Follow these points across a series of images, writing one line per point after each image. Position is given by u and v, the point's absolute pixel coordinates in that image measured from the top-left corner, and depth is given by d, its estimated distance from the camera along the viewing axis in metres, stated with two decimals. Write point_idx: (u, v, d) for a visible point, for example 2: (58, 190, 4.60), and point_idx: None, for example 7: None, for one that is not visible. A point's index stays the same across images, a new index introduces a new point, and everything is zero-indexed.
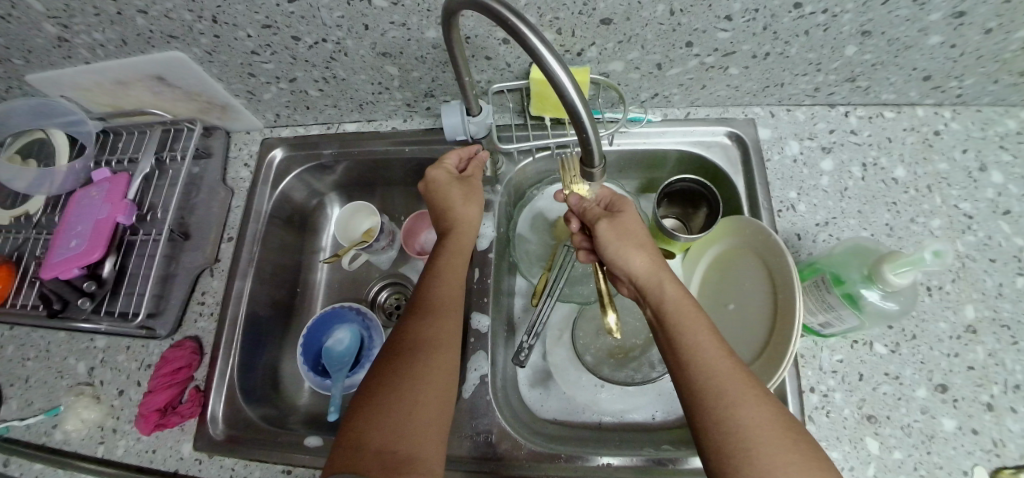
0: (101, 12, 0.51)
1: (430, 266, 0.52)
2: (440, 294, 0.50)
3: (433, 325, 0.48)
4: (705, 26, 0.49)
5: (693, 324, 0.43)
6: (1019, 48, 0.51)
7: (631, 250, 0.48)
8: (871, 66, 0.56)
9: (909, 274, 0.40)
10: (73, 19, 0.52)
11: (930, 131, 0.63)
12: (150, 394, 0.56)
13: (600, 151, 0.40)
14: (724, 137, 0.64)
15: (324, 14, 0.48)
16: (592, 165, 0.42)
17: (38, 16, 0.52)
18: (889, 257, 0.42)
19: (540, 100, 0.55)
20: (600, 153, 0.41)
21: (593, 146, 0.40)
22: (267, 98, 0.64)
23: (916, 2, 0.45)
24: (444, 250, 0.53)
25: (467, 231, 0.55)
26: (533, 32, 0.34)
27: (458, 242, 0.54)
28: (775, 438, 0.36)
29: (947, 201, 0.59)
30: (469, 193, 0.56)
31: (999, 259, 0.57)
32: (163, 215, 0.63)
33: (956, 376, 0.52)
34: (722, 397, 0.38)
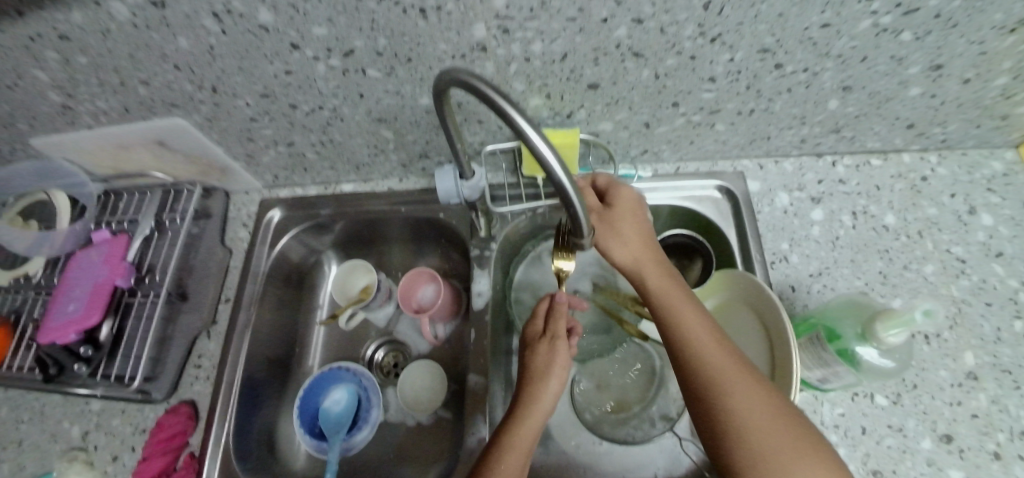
0: (103, 83, 0.53)
1: (506, 427, 0.46)
2: (513, 460, 0.43)
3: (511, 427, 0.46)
4: (690, 87, 0.51)
5: (685, 318, 0.45)
6: (998, 95, 0.53)
7: (620, 244, 0.51)
8: (854, 117, 0.57)
9: (902, 333, 0.40)
10: (77, 89, 0.54)
11: (917, 177, 0.64)
12: (144, 462, 0.55)
13: (588, 220, 0.41)
14: (714, 191, 0.64)
15: (321, 84, 0.52)
16: (580, 233, 0.42)
17: (43, 86, 0.54)
18: (882, 316, 0.41)
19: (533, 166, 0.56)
20: (588, 221, 0.42)
21: (579, 209, 0.40)
22: (265, 161, 0.66)
23: (893, 58, 0.48)
24: (524, 413, 0.46)
25: (548, 400, 0.47)
26: (518, 112, 0.36)
27: (536, 408, 0.47)
28: (768, 421, 0.38)
29: (938, 246, 0.60)
30: (563, 352, 0.50)
31: (996, 302, 0.57)
32: (161, 277, 0.63)
33: (959, 425, 0.51)
34: (715, 383, 0.41)
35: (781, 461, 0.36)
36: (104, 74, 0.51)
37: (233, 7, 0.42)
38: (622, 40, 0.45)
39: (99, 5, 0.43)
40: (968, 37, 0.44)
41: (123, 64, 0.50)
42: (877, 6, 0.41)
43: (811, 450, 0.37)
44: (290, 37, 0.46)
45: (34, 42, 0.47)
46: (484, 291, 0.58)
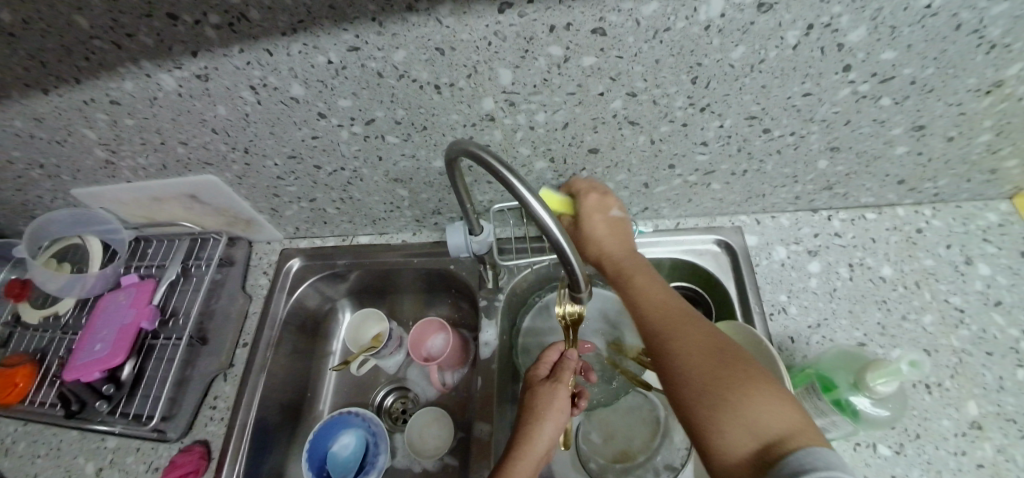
0: (147, 142, 0.58)
1: (501, 469, 0.46)
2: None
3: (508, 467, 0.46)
4: (684, 150, 0.55)
5: (647, 294, 0.51)
6: (982, 150, 0.57)
7: (601, 238, 0.58)
8: (845, 175, 0.60)
9: (893, 382, 0.41)
10: (121, 147, 0.59)
11: (913, 229, 0.66)
12: None
13: (585, 277, 0.44)
14: (713, 245, 0.67)
15: (344, 148, 0.56)
16: (578, 289, 0.46)
17: (91, 143, 0.59)
18: (874, 366, 0.43)
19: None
20: (585, 278, 0.45)
21: (576, 271, 0.44)
22: (287, 215, 0.70)
23: (875, 121, 0.52)
24: (519, 454, 0.47)
25: (542, 443, 0.48)
26: (517, 179, 0.40)
27: (530, 450, 0.47)
28: (720, 367, 0.41)
29: (936, 296, 0.61)
30: (562, 397, 0.51)
31: (997, 352, 0.57)
32: (185, 321, 0.66)
33: (966, 476, 0.52)
34: (670, 343, 0.45)
35: (732, 401, 0.38)
36: (147, 135, 0.57)
37: (269, 82, 0.48)
38: (618, 110, 0.50)
39: (150, 77, 0.48)
40: (948, 98, 0.49)
41: (166, 127, 0.55)
42: (854, 75, 0.46)
43: (758, 388, 0.38)
44: (317, 108, 0.51)
45: (88, 105, 0.53)
46: (491, 340, 0.60)
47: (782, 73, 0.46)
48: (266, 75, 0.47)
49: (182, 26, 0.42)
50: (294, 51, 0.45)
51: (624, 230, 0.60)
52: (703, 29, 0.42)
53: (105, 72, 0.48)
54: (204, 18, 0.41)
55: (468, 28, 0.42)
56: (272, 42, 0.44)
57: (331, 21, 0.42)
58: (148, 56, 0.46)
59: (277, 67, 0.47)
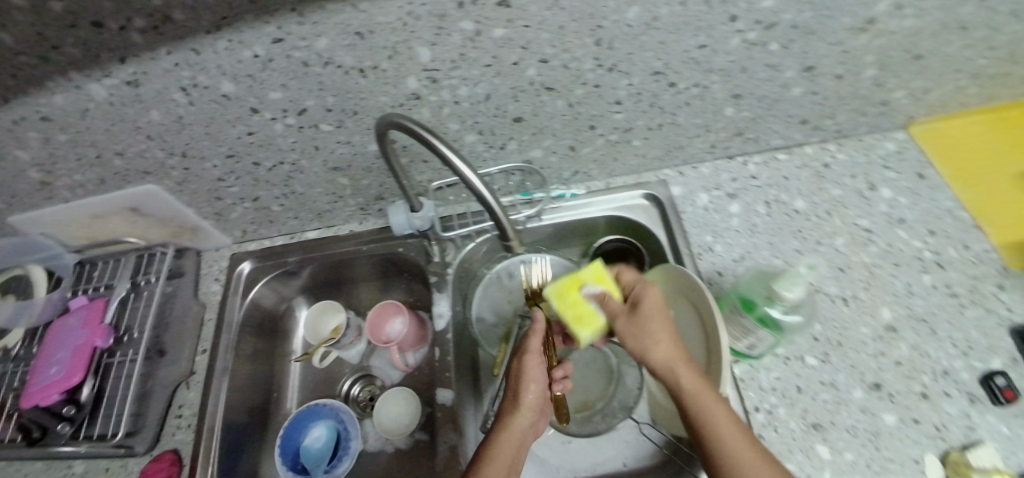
0: (81, 157, 0.58)
1: (488, 440, 0.49)
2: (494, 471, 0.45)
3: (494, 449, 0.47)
4: (601, 111, 0.59)
5: (711, 413, 0.44)
6: (872, 83, 0.63)
7: (651, 341, 0.49)
8: (752, 120, 0.65)
9: (802, 289, 0.46)
10: (55, 166, 0.59)
11: (820, 164, 0.72)
12: None
13: (511, 226, 0.52)
14: (642, 199, 0.69)
15: (281, 141, 0.58)
16: (508, 238, 0.54)
17: (23, 166, 0.58)
18: (786, 277, 0.47)
19: (585, 323, 0.51)
20: (512, 228, 0.53)
21: (495, 205, 0.49)
22: (233, 217, 0.71)
23: (767, 66, 0.56)
24: (505, 425, 0.49)
25: (524, 412, 0.50)
26: (442, 144, 0.45)
27: (513, 421, 0.50)
28: None
29: (846, 221, 0.67)
30: (537, 366, 0.53)
31: (904, 263, 0.65)
32: (139, 334, 0.66)
33: (886, 373, 0.59)
34: (730, 463, 0.42)
35: None
36: (82, 149, 0.56)
37: (198, 81, 0.49)
38: (534, 77, 0.53)
39: (79, 89, 0.48)
40: (829, 39, 0.54)
41: (101, 139, 0.55)
42: (741, 25, 0.50)
43: None
44: (250, 103, 0.53)
45: (18, 124, 0.52)
46: (444, 312, 0.63)
47: (676, 29, 0.49)
48: (196, 74, 0.48)
49: (107, 33, 0.43)
50: (220, 48, 0.46)
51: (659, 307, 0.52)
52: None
53: (33, 89, 0.48)
54: (129, 23, 0.42)
55: (383, 10, 0.44)
56: (199, 41, 0.45)
57: (252, 16, 0.43)
58: (73, 66, 0.46)
59: (204, 66, 0.47)
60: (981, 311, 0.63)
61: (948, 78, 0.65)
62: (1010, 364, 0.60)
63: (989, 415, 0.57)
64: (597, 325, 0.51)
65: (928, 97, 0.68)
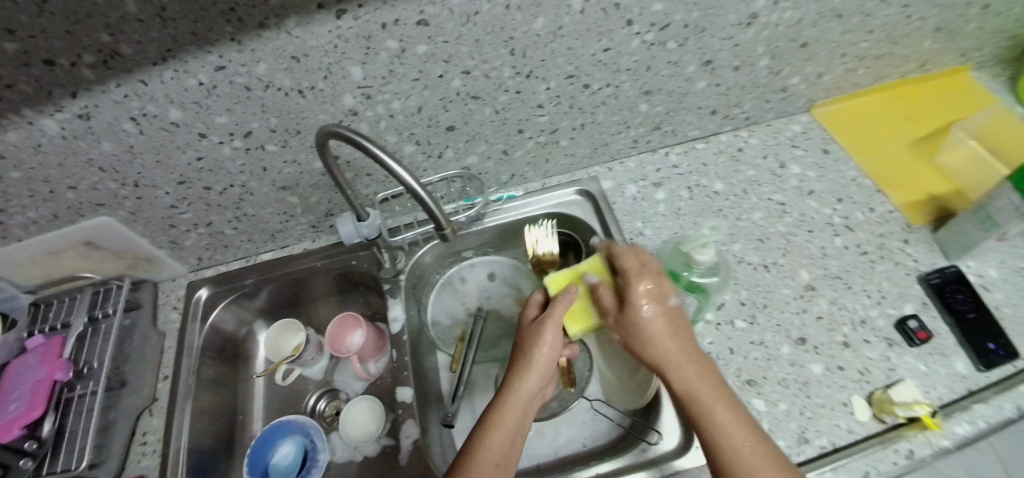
0: (35, 193, 0.59)
1: (494, 408, 0.51)
2: (499, 442, 0.47)
3: (504, 409, 0.50)
4: (527, 115, 0.63)
5: (710, 398, 0.47)
6: (766, 74, 0.70)
7: (659, 335, 0.51)
8: (665, 114, 0.71)
9: (711, 251, 0.52)
10: (9, 203, 0.60)
11: (735, 150, 0.79)
12: None
13: (444, 216, 0.54)
14: (577, 196, 0.74)
15: (229, 165, 0.62)
16: (442, 228, 0.55)
17: None
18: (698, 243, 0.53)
19: (577, 319, 0.57)
20: (445, 217, 0.55)
21: (429, 201, 0.52)
22: (188, 244, 0.73)
23: (669, 63, 0.62)
24: (510, 394, 0.51)
25: (532, 383, 0.52)
26: (377, 147, 0.48)
27: (520, 392, 0.51)
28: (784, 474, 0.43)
29: (761, 197, 0.74)
30: (552, 337, 0.54)
31: (816, 229, 0.71)
32: (99, 365, 0.66)
33: (810, 328, 0.64)
34: (732, 447, 0.44)
35: None
36: (35, 185, 0.58)
37: (148, 110, 0.53)
38: (460, 88, 0.58)
39: (34, 124, 0.51)
40: (719, 34, 0.60)
41: (53, 174, 0.57)
42: (637, 28, 0.55)
43: None
44: (197, 129, 0.56)
45: None
46: (399, 315, 0.66)
47: (579, 35, 0.54)
48: (145, 104, 0.52)
49: (59, 70, 0.46)
50: (167, 77, 0.50)
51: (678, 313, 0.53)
52: (505, 8, 0.50)
53: None
54: (79, 59, 0.46)
55: (314, 35, 0.49)
56: (147, 72, 0.49)
57: (195, 46, 0.48)
58: (27, 103, 0.49)
59: (153, 95, 0.51)
60: (891, 264, 0.70)
61: (837, 62, 0.73)
62: (921, 308, 0.67)
63: (908, 355, 0.63)
64: (587, 324, 0.57)
65: (822, 81, 0.76)
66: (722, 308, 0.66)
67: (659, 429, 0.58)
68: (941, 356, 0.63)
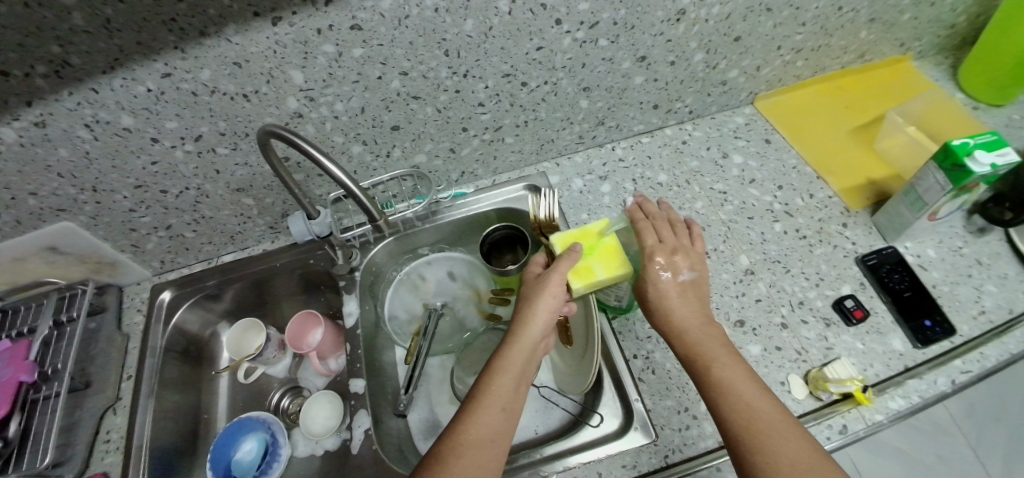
0: None
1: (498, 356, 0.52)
2: (504, 389, 0.49)
3: (507, 358, 0.51)
4: (468, 113, 0.65)
5: (718, 355, 0.49)
6: (702, 68, 0.72)
7: (673, 299, 0.53)
8: (607, 109, 0.73)
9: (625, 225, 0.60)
10: None
11: (679, 142, 0.81)
12: None
13: (376, 208, 0.60)
14: (525, 192, 0.74)
15: (183, 168, 0.64)
16: (373, 218, 0.61)
17: None
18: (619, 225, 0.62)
19: (582, 275, 0.52)
20: (378, 210, 0.62)
21: (362, 197, 0.57)
22: (150, 248, 0.75)
23: (603, 60, 0.64)
24: (513, 343, 0.52)
25: (537, 329, 0.52)
26: (312, 146, 0.51)
27: (524, 338, 0.52)
28: (783, 422, 0.44)
29: (703, 187, 0.76)
30: (554, 290, 0.52)
31: (756, 216, 0.74)
32: (64, 366, 0.68)
33: (748, 311, 0.67)
34: (738, 396, 0.46)
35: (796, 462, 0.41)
36: None
37: (100, 117, 0.55)
38: (399, 89, 0.60)
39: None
40: (650, 30, 0.62)
41: (14, 180, 0.59)
42: (567, 26, 0.58)
43: (812, 449, 0.42)
44: (149, 133, 0.58)
45: None
46: (354, 310, 0.68)
47: (511, 35, 0.57)
48: (97, 111, 0.54)
49: (14, 80, 0.48)
50: (116, 85, 0.52)
51: (696, 287, 0.55)
52: (433, 11, 0.52)
53: None
54: (32, 69, 0.48)
55: (254, 42, 0.51)
56: (97, 81, 0.51)
57: (141, 54, 0.50)
58: None
59: (104, 103, 0.53)
60: (829, 247, 0.73)
61: (774, 55, 0.76)
62: (858, 288, 0.70)
63: (845, 334, 0.66)
64: (592, 279, 0.52)
65: (761, 73, 0.79)
66: None
67: (599, 411, 0.61)
68: (878, 334, 0.66)
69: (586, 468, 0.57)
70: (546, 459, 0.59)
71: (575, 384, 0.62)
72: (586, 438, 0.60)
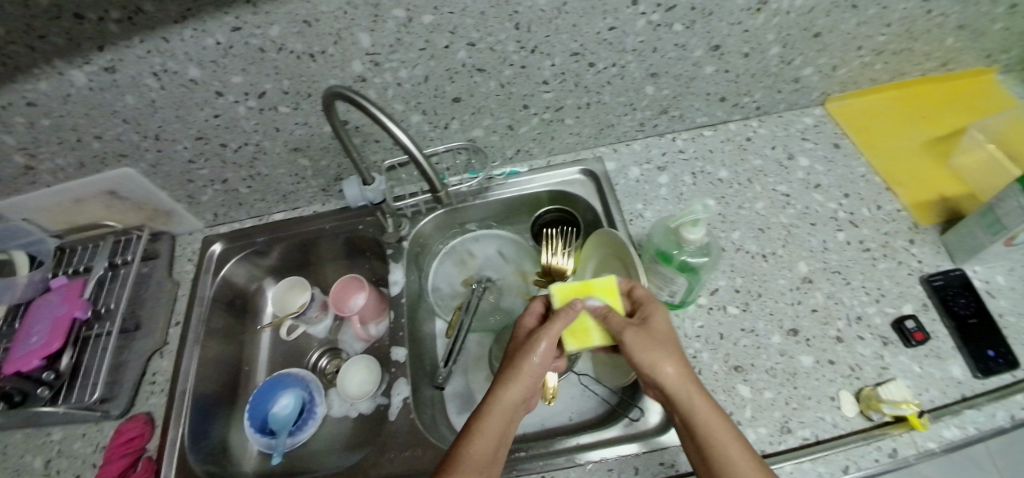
0: (63, 141, 0.63)
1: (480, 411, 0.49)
2: (484, 448, 0.47)
3: (490, 415, 0.49)
4: (531, 91, 0.63)
5: (709, 425, 0.46)
6: (777, 63, 0.68)
7: (659, 358, 0.49)
8: (673, 98, 0.70)
9: (701, 229, 0.51)
10: (39, 149, 0.64)
11: (743, 138, 0.78)
12: (105, 466, 0.60)
13: (438, 177, 0.58)
14: (580, 175, 0.73)
15: (243, 123, 0.64)
16: (435, 188, 0.59)
17: (8, 150, 0.63)
18: (688, 221, 0.52)
19: (578, 336, 0.52)
20: (440, 179, 0.59)
21: (427, 168, 0.57)
22: (204, 200, 0.77)
23: (676, 46, 0.61)
24: (495, 401, 0.49)
25: (523, 389, 0.50)
26: (379, 110, 0.50)
27: (508, 397, 0.50)
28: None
29: (766, 187, 0.73)
30: (545, 348, 0.50)
31: (819, 222, 0.71)
32: (115, 307, 0.71)
33: (802, 320, 0.64)
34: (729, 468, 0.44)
35: None
36: (63, 132, 0.62)
37: (168, 67, 0.55)
38: (465, 60, 0.58)
39: (62, 75, 0.54)
40: (728, 19, 0.59)
41: (80, 122, 0.61)
42: (643, 8, 0.55)
43: None
44: (214, 87, 0.59)
45: (4, 110, 0.58)
46: (400, 280, 0.68)
47: (584, 12, 0.54)
48: (165, 60, 0.55)
49: (88, 23, 0.49)
50: (186, 35, 0.52)
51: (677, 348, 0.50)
52: None
53: (20, 75, 0.54)
54: (106, 14, 0.49)
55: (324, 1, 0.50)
56: (168, 30, 0.51)
57: (213, 6, 0.50)
58: (58, 54, 0.52)
59: (173, 53, 0.54)
60: (892, 263, 0.69)
61: (852, 56, 0.72)
62: (920, 309, 0.66)
63: (902, 355, 0.62)
64: (588, 343, 0.52)
65: (837, 74, 0.74)
66: (716, 293, 0.67)
67: (642, 404, 0.60)
68: (937, 359, 0.62)
69: (622, 460, 0.55)
70: (584, 447, 0.57)
71: (619, 376, 0.65)
72: (627, 429, 0.58)
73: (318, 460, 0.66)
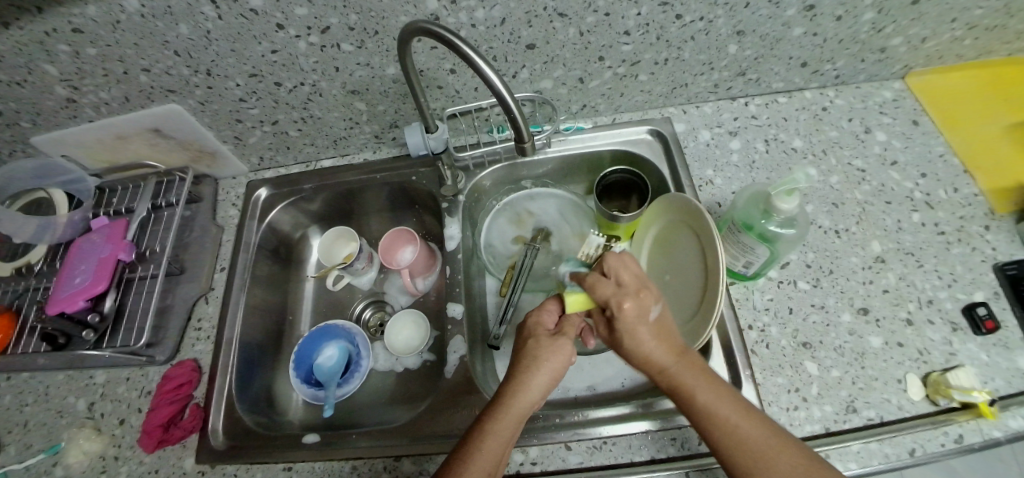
0: (109, 73, 0.60)
1: (506, 388, 0.47)
2: (510, 419, 0.45)
3: (519, 390, 0.47)
4: (611, 41, 0.60)
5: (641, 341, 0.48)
6: (868, 29, 0.64)
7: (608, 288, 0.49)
8: (754, 60, 0.67)
9: (796, 200, 0.48)
10: (83, 81, 0.61)
11: (819, 108, 0.75)
12: (153, 411, 0.59)
13: (527, 127, 0.50)
14: (647, 135, 0.72)
15: (302, 61, 0.60)
16: (522, 140, 0.52)
17: (51, 80, 0.60)
18: (783, 190, 0.49)
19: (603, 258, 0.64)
20: (527, 129, 0.52)
21: (517, 116, 0.49)
22: (252, 142, 0.74)
23: (770, 2, 0.57)
24: (522, 382, 0.47)
25: (536, 393, 0.47)
26: (464, 44, 0.45)
27: (520, 401, 0.46)
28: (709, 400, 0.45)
29: (841, 160, 0.71)
30: (567, 343, 0.50)
31: (894, 201, 0.68)
32: (159, 251, 0.69)
33: (874, 299, 0.62)
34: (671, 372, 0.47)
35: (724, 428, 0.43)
36: (110, 63, 0.59)
37: None
38: (548, 2, 0.53)
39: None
40: None
41: (129, 53, 0.58)
42: None
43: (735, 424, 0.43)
44: (276, 19, 0.54)
45: (50, 36, 0.54)
46: (455, 234, 0.67)
47: None
48: None
49: None
50: None
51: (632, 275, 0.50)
52: None
53: None
54: None
55: None
56: None
57: None
58: None
59: None
60: (967, 248, 0.64)
61: (945, 28, 0.67)
62: (991, 298, 0.61)
63: (970, 343, 0.58)
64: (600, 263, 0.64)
65: (925, 46, 0.70)
66: (787, 267, 0.65)
67: None
68: (1005, 349, 0.58)
69: (685, 430, 0.54)
70: (624, 417, 0.55)
71: None
72: None
73: (364, 415, 0.65)
